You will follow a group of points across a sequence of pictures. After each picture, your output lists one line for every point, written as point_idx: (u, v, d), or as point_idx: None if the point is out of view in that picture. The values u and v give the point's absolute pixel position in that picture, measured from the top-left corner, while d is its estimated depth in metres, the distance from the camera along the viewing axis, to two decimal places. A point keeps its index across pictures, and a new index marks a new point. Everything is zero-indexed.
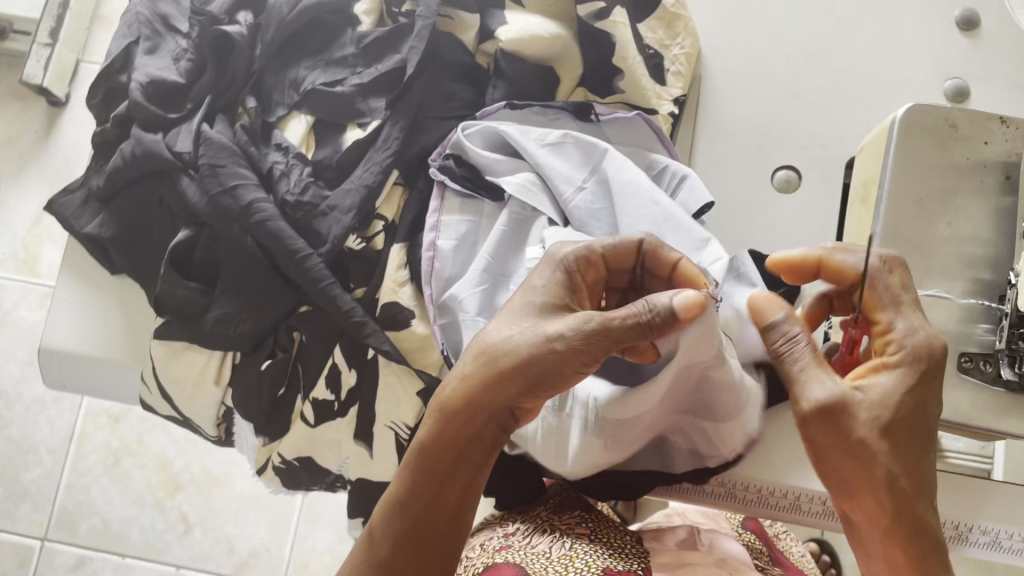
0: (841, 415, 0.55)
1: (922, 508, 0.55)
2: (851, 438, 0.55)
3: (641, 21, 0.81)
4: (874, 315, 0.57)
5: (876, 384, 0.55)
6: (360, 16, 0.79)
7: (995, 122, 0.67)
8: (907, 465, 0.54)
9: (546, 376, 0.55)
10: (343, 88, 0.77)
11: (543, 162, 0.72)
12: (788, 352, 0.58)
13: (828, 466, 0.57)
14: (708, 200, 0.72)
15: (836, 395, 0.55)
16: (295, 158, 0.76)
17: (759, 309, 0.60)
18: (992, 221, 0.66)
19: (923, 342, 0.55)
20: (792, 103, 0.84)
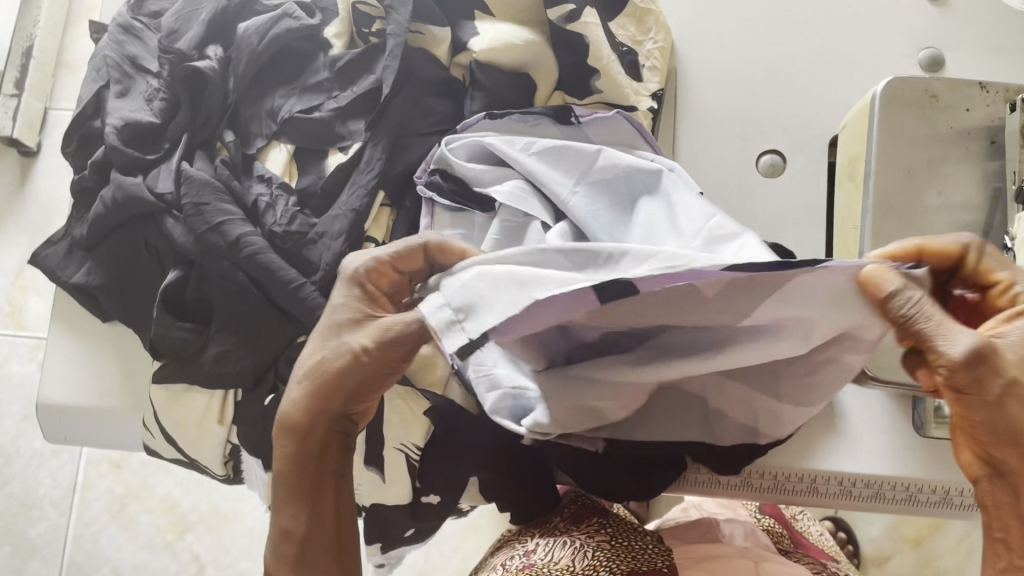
0: (989, 358, 0.47)
1: None
2: (1006, 380, 0.47)
3: (613, 19, 0.82)
4: (989, 278, 0.52)
5: (1011, 329, 0.49)
6: (331, 39, 0.78)
7: (974, 88, 0.68)
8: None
9: (368, 380, 0.56)
10: (320, 114, 0.76)
11: (536, 170, 0.71)
12: (919, 312, 0.47)
13: (980, 414, 0.48)
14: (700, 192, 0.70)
15: (985, 341, 0.47)
16: (279, 188, 0.74)
17: (872, 283, 0.47)
18: (979, 186, 0.67)
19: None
20: (770, 87, 0.84)
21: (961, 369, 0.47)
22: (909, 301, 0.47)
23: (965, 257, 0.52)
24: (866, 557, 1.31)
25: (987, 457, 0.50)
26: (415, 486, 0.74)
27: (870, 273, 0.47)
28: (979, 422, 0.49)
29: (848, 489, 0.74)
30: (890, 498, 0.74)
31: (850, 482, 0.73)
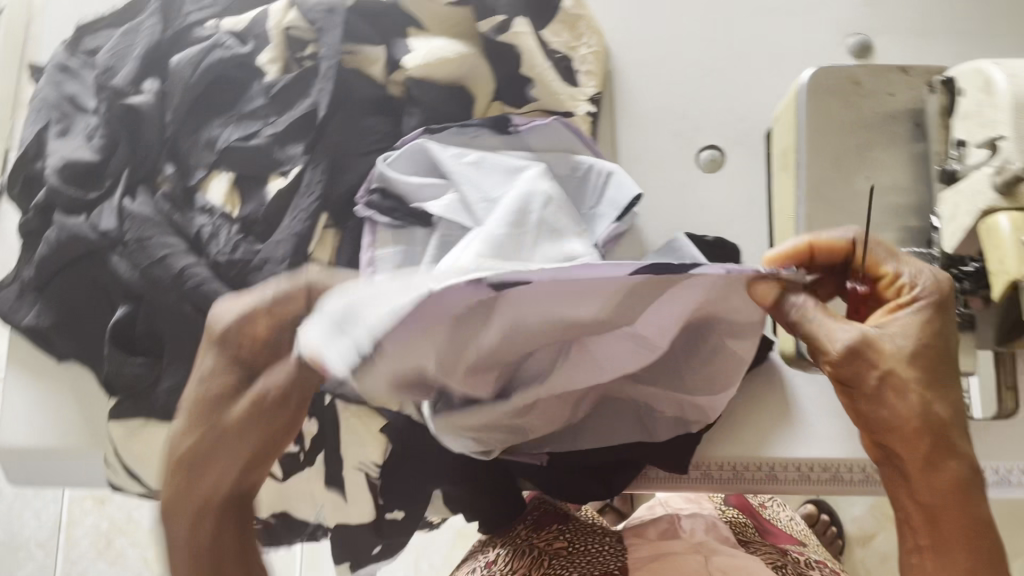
0: (863, 352, 0.56)
1: (946, 433, 0.58)
2: (882, 372, 0.57)
3: (546, 27, 0.82)
4: (878, 269, 0.61)
5: (892, 322, 0.58)
6: (265, 65, 0.79)
7: (896, 73, 0.69)
8: (934, 392, 0.57)
9: (253, 457, 0.57)
10: (258, 140, 0.76)
11: (456, 182, 0.72)
12: (797, 317, 0.56)
13: (868, 404, 0.58)
14: (637, 193, 0.75)
15: (859, 336, 0.56)
16: (221, 218, 0.75)
17: (759, 292, 0.55)
18: (908, 168, 0.68)
19: (925, 277, 0.59)
20: (705, 83, 0.85)
21: (841, 361, 0.56)
22: (792, 306, 0.56)
23: (852, 252, 0.61)
24: (851, 537, 1.32)
25: (880, 444, 0.60)
26: (377, 505, 0.74)
27: (759, 286, 0.55)
28: (867, 413, 0.59)
29: (805, 474, 0.75)
30: (846, 480, 0.76)
31: (808, 467, 0.75)
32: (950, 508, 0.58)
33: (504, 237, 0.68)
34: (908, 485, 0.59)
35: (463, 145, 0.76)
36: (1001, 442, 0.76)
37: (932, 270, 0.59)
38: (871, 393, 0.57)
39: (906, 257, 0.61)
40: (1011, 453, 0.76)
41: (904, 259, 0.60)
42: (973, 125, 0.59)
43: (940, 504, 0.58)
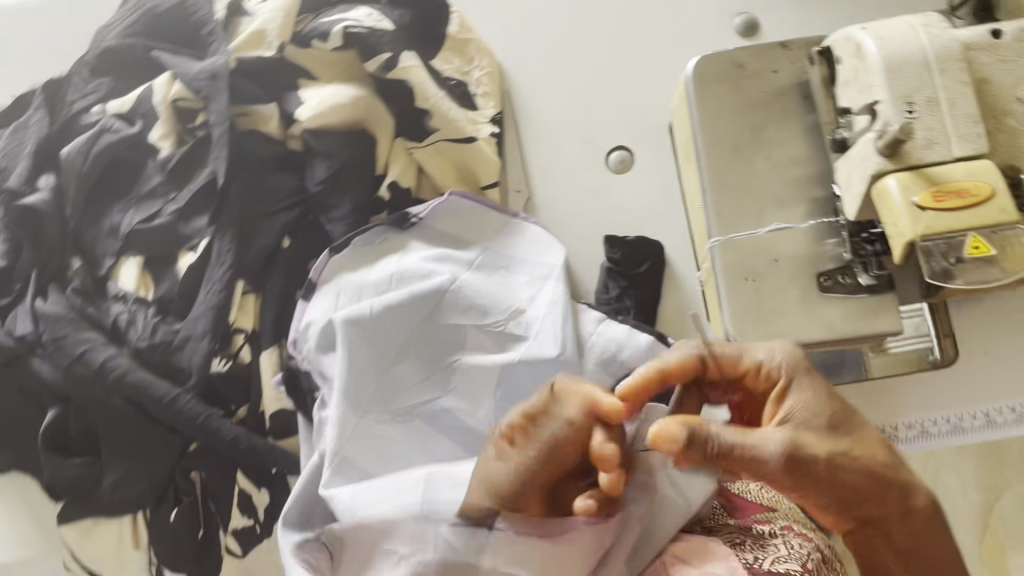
0: (800, 451, 0.50)
1: (902, 474, 0.53)
2: (826, 455, 0.50)
3: (434, 57, 0.82)
4: (737, 366, 0.55)
5: (794, 405, 0.52)
6: (158, 142, 0.77)
7: (778, 51, 0.70)
8: (872, 445, 0.52)
9: None
10: (161, 219, 0.75)
11: (376, 328, 0.71)
12: (717, 444, 0.49)
13: (823, 490, 0.51)
14: (563, 250, 0.79)
15: (784, 436, 0.50)
16: (136, 303, 0.74)
17: (665, 438, 0.49)
18: (805, 140, 0.68)
19: (782, 354, 0.55)
20: (602, 86, 0.85)
21: (780, 470, 0.50)
22: (704, 436, 0.48)
23: (704, 363, 0.55)
24: None
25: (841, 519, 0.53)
26: None
27: (660, 430, 0.49)
28: (820, 499, 0.51)
29: None
30: None
31: None
32: (931, 547, 0.53)
33: (407, 394, 0.72)
34: (888, 542, 0.53)
35: (376, 254, 0.76)
36: (936, 393, 0.77)
37: (783, 344, 0.55)
38: (823, 478, 0.50)
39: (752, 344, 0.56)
40: (948, 403, 0.77)
41: (751, 346, 0.56)
42: (854, 92, 0.59)
43: (923, 549, 0.53)
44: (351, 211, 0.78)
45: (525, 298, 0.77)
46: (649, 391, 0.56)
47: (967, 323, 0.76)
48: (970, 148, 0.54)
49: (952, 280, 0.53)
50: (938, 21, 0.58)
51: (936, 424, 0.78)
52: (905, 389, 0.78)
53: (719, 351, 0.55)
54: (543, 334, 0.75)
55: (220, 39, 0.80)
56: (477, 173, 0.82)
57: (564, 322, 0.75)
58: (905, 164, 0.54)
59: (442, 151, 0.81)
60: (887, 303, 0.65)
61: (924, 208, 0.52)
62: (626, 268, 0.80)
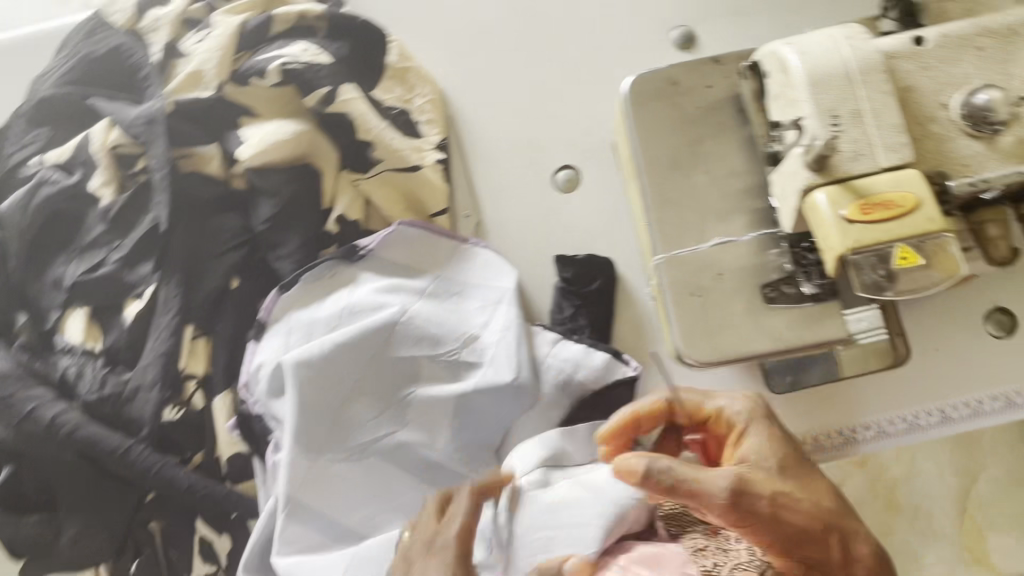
0: (749, 488, 0.53)
1: (842, 522, 0.56)
2: (772, 496, 0.54)
3: (375, 88, 0.82)
4: (700, 412, 0.62)
5: (746, 449, 0.58)
6: (98, 190, 0.77)
7: (708, 66, 0.70)
8: (815, 492, 0.57)
9: None
10: (106, 268, 0.75)
11: (326, 369, 0.71)
12: (669, 477, 0.53)
13: (775, 534, 0.53)
14: (513, 271, 0.79)
15: (734, 473, 0.53)
16: (84, 355, 0.74)
17: (624, 470, 0.54)
18: (742, 153, 0.69)
19: (741, 403, 0.61)
20: (545, 106, 0.85)
21: (728, 505, 0.52)
22: (661, 472, 0.53)
23: (671, 408, 0.63)
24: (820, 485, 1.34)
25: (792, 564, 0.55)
26: None
27: (619, 464, 0.54)
28: (770, 542, 0.53)
29: None
30: None
31: None
32: None
33: (361, 434, 0.73)
34: None
35: (327, 289, 0.76)
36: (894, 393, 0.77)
37: (743, 395, 0.62)
38: (769, 519, 0.53)
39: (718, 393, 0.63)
40: (906, 402, 0.77)
41: (717, 395, 0.63)
42: (784, 105, 0.59)
43: None
44: (299, 247, 0.77)
45: (479, 323, 0.76)
46: (624, 432, 0.63)
47: (916, 322, 0.77)
48: (897, 158, 0.54)
49: (891, 287, 0.54)
50: (861, 32, 0.58)
51: (893, 425, 0.77)
52: (862, 390, 0.77)
53: (684, 398, 0.63)
54: (497, 359, 0.74)
55: (156, 83, 0.79)
56: (425, 201, 0.82)
57: (519, 345, 0.75)
58: (834, 178, 0.55)
59: (388, 180, 0.81)
60: (830, 308, 0.66)
61: (852, 222, 0.53)
62: (577, 287, 0.80)
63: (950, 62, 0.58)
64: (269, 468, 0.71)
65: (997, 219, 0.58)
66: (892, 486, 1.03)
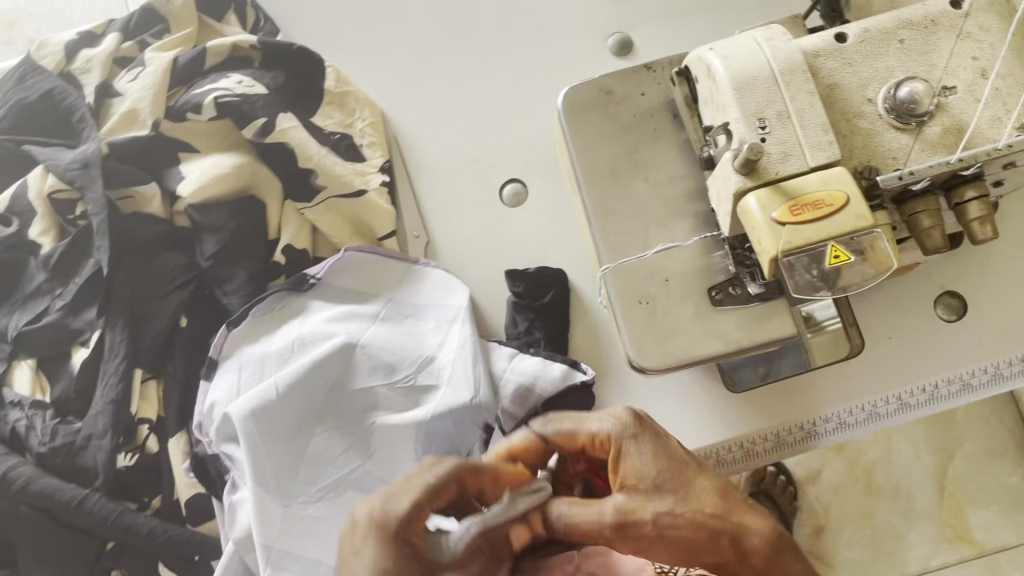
0: (630, 520, 0.51)
1: (732, 524, 0.52)
2: (652, 522, 0.51)
3: (314, 115, 0.82)
4: (575, 439, 0.57)
5: (624, 469, 0.54)
6: (38, 238, 0.77)
7: (641, 73, 0.70)
8: (703, 501, 0.52)
9: None
10: (50, 317, 0.76)
11: (285, 403, 0.71)
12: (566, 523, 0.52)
13: (662, 551, 0.52)
14: (463, 288, 0.78)
15: (614, 503, 0.52)
16: (33, 407, 0.75)
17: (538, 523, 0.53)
18: (679, 158, 0.69)
19: (611, 424, 0.56)
20: (487, 121, 0.85)
21: (613, 534, 0.51)
22: (558, 518, 0.52)
23: (546, 441, 0.57)
24: None
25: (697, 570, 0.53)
26: None
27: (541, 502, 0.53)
28: (667, 557, 0.52)
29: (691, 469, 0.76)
30: (731, 460, 0.77)
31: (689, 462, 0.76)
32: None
33: (331, 469, 0.72)
34: None
35: (278, 322, 0.75)
36: (853, 382, 0.76)
37: (611, 413, 0.56)
38: (654, 539, 0.51)
39: (586, 414, 0.57)
40: (865, 390, 0.76)
41: (585, 417, 0.57)
42: (713, 110, 0.60)
43: None
44: (246, 281, 0.77)
45: (435, 344, 0.76)
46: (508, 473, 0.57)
47: (871, 310, 0.76)
48: (824, 157, 0.55)
49: (828, 285, 0.54)
50: (781, 33, 0.59)
51: (855, 415, 0.76)
52: (821, 381, 0.76)
53: (554, 429, 0.57)
54: (455, 377, 0.73)
55: (90, 125, 0.79)
56: (372, 227, 0.81)
57: (475, 361, 0.74)
58: (763, 180, 0.55)
59: (333, 207, 0.80)
60: (778, 305, 0.66)
61: (783, 224, 0.53)
62: (530, 300, 0.79)
63: (872, 57, 0.58)
64: (228, 510, 0.70)
65: (929, 210, 0.57)
66: (869, 470, 1.04)
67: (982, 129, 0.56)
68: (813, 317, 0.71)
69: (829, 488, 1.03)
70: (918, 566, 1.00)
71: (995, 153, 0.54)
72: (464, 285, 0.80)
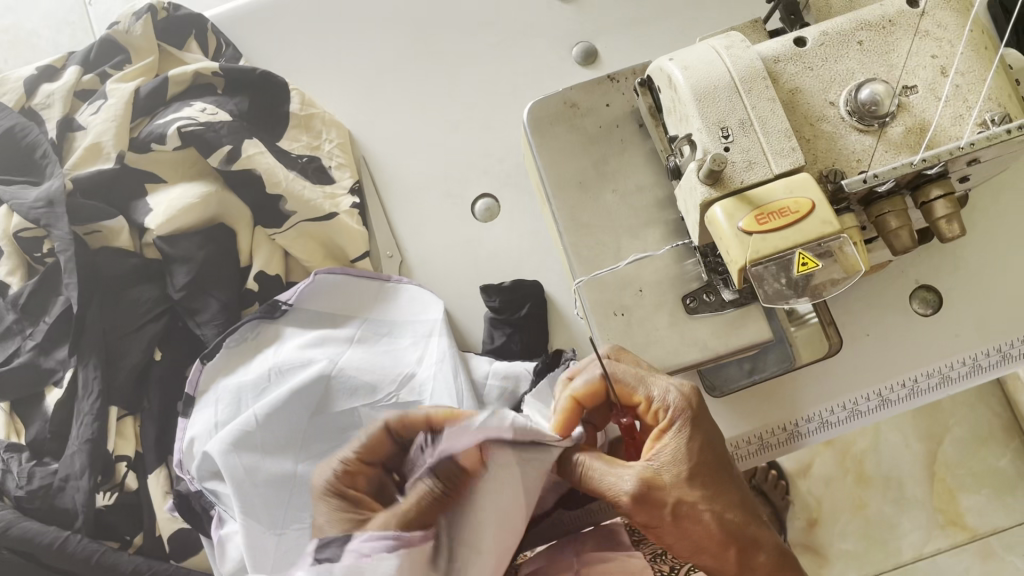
0: (655, 492, 0.55)
1: (747, 537, 0.57)
2: (675, 505, 0.55)
3: (281, 138, 0.81)
4: (632, 397, 0.59)
5: (661, 449, 0.56)
6: (6, 278, 0.77)
7: (606, 84, 0.70)
8: (723, 501, 0.56)
9: None
10: (22, 357, 0.76)
11: (263, 421, 0.66)
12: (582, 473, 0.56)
13: (675, 537, 0.56)
14: (437, 301, 0.79)
15: (641, 478, 0.55)
16: (10, 450, 0.75)
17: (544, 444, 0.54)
18: (647, 167, 0.69)
19: (674, 395, 0.57)
20: (455, 136, 0.85)
21: (632, 506, 0.54)
22: (575, 465, 0.56)
23: (609, 387, 0.59)
24: None
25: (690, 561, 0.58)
26: None
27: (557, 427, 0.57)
28: (676, 543, 0.56)
29: None
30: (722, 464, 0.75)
31: None
32: None
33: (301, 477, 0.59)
34: None
35: (252, 351, 0.74)
36: (832, 380, 0.76)
37: (677, 385, 0.57)
38: (671, 524, 0.55)
39: (650, 372, 0.59)
40: (846, 387, 0.76)
41: (648, 377, 0.58)
42: (676, 119, 0.59)
43: None
44: (219, 310, 0.76)
45: (413, 360, 0.73)
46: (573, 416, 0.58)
47: (845, 309, 0.76)
48: (788, 163, 0.54)
49: (800, 293, 0.55)
50: (739, 41, 0.59)
51: (833, 416, 0.76)
52: (800, 381, 0.76)
53: (619, 378, 0.58)
54: (438, 392, 0.70)
55: (54, 160, 0.78)
56: (345, 249, 0.80)
57: (456, 375, 0.72)
58: (729, 190, 0.55)
59: (305, 232, 0.79)
60: (755, 310, 0.66)
61: (750, 233, 0.53)
62: (508, 314, 0.79)
63: (833, 60, 0.58)
64: (218, 545, 0.68)
65: (895, 211, 0.58)
66: (856, 463, 1.04)
67: (945, 126, 0.56)
68: (794, 310, 0.72)
69: (820, 480, 1.04)
70: (912, 553, 1.00)
71: (958, 152, 0.54)
72: (437, 299, 0.80)
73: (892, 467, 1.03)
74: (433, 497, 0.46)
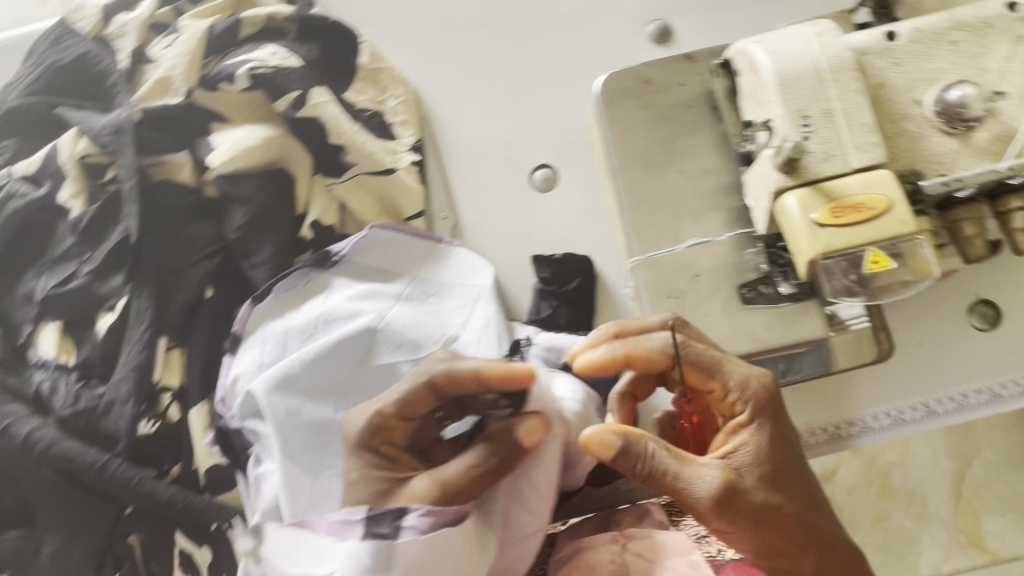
0: (737, 494, 0.53)
1: (823, 539, 0.55)
2: (758, 507, 0.53)
3: (348, 90, 0.81)
4: (706, 382, 0.57)
5: (742, 447, 0.54)
6: (68, 202, 0.78)
7: (683, 64, 0.69)
8: (801, 504, 0.54)
9: None
10: (77, 280, 0.77)
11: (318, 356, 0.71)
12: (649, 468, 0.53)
13: (747, 540, 0.53)
14: (486, 266, 0.77)
15: (724, 476, 0.53)
16: (58, 369, 0.76)
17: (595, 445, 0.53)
18: (716, 151, 0.68)
19: (755, 389, 0.55)
20: (520, 104, 0.84)
21: (710, 505, 0.52)
22: (640, 458, 0.53)
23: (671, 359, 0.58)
24: None
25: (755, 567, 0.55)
26: None
27: (591, 438, 0.53)
28: (751, 547, 0.54)
29: None
30: None
31: None
32: None
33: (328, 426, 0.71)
34: None
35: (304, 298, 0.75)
36: (878, 386, 0.75)
37: (760, 378, 0.56)
38: (752, 526, 0.53)
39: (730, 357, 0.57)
40: (893, 395, 0.75)
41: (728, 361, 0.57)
42: (754, 103, 0.58)
43: None
44: (272, 255, 0.76)
45: (458, 323, 0.75)
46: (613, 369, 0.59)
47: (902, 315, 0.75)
48: (868, 159, 0.53)
49: (861, 293, 0.54)
50: (829, 30, 0.57)
51: (875, 422, 0.75)
52: (843, 384, 0.75)
53: (691, 357, 0.57)
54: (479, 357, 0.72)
55: (124, 90, 0.78)
56: (400, 205, 0.80)
57: (500, 341, 0.73)
58: (805, 180, 0.54)
59: (362, 185, 0.79)
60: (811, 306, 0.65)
61: (823, 226, 0.52)
62: (555, 286, 0.78)
63: (923, 57, 0.57)
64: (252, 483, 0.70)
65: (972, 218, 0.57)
66: (885, 472, 1.02)
67: None
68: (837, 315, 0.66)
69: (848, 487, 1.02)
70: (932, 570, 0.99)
71: None
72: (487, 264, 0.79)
73: (921, 481, 1.01)
74: (485, 470, 0.55)
